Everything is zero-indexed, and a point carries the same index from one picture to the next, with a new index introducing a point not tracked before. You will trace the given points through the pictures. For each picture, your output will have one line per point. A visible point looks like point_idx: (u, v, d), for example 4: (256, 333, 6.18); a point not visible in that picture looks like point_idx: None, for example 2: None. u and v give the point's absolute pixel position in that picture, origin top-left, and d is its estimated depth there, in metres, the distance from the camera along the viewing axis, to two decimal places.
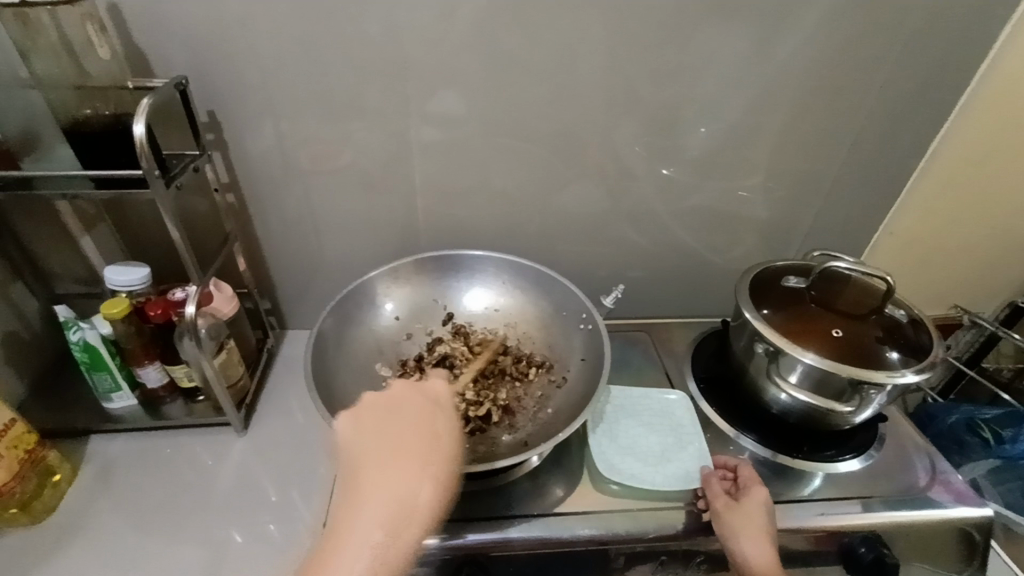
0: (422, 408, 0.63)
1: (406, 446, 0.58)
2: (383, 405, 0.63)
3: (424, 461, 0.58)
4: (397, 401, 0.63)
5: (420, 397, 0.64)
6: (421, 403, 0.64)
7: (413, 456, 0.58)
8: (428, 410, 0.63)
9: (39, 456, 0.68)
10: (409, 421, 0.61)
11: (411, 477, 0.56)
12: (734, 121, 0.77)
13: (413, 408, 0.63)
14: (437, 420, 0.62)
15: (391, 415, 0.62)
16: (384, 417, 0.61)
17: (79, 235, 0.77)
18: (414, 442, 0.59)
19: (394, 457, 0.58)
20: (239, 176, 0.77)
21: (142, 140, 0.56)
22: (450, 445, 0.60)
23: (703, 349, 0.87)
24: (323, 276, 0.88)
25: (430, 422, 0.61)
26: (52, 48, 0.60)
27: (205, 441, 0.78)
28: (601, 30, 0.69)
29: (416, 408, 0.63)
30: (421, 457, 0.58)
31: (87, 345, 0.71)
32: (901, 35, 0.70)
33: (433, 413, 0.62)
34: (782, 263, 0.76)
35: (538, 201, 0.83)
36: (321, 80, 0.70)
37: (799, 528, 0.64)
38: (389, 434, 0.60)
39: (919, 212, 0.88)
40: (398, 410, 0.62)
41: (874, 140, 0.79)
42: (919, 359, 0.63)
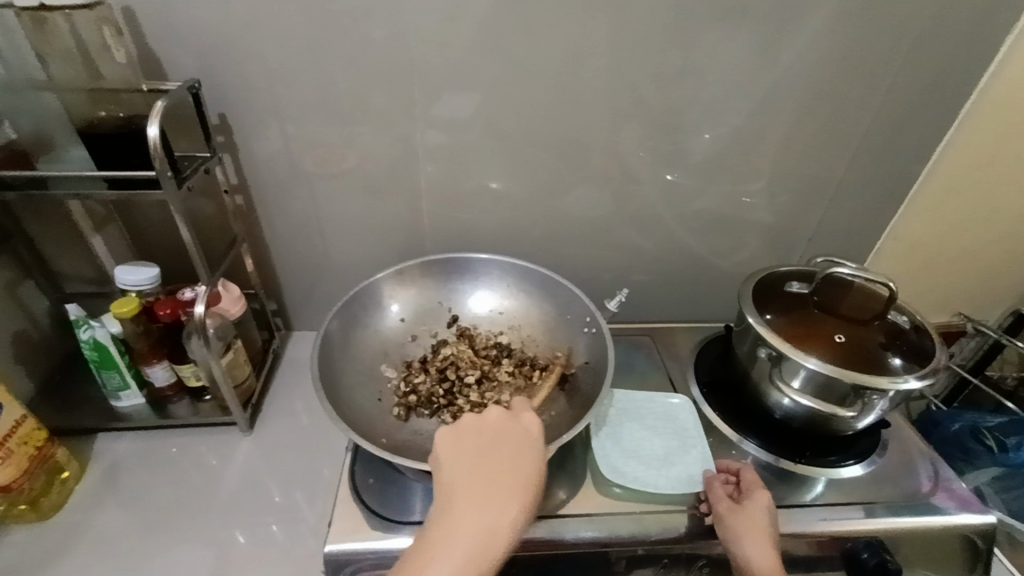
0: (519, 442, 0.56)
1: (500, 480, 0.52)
2: (477, 431, 0.56)
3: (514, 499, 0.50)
4: (493, 430, 0.57)
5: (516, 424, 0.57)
6: (519, 435, 0.56)
7: (507, 489, 0.51)
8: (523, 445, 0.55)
9: (48, 453, 0.69)
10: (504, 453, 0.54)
11: (500, 510, 0.49)
12: (737, 127, 0.77)
13: (508, 439, 0.56)
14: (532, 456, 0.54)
15: (487, 445, 0.55)
16: (477, 445, 0.55)
17: (90, 236, 0.78)
18: (507, 476, 0.52)
19: (487, 487, 0.51)
20: (248, 178, 0.78)
21: (156, 142, 0.57)
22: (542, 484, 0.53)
23: (706, 354, 0.88)
24: (330, 277, 0.89)
25: (525, 458, 0.54)
26: (67, 52, 0.61)
27: (210, 441, 0.78)
28: (607, 36, 0.70)
29: (510, 439, 0.55)
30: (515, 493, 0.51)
31: (97, 344, 0.72)
32: (903, 44, 0.71)
33: (529, 448, 0.55)
34: (785, 268, 0.76)
35: (543, 205, 0.84)
36: (330, 84, 0.71)
37: (802, 533, 0.64)
38: (481, 465, 0.53)
39: (921, 219, 0.89)
40: (493, 440, 0.56)
41: (877, 147, 0.80)
42: (923, 364, 0.64)
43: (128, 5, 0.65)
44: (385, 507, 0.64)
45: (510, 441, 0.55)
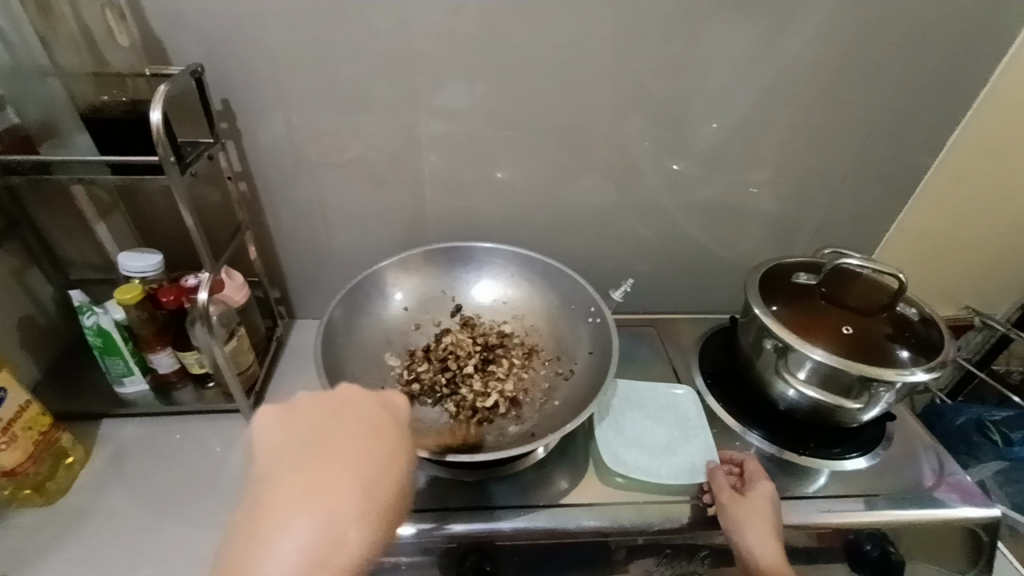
0: (372, 416, 0.52)
1: (342, 462, 0.47)
2: (318, 406, 0.52)
3: (359, 480, 0.46)
4: (340, 405, 0.52)
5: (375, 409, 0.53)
6: (371, 409, 0.52)
7: (350, 473, 0.46)
8: (379, 419, 0.52)
9: (53, 437, 0.69)
10: (352, 430, 0.50)
11: (339, 498, 0.45)
12: (745, 116, 0.76)
13: (352, 418, 0.51)
14: (385, 433, 0.51)
15: (332, 423, 0.50)
16: (319, 424, 0.50)
17: (94, 222, 0.78)
18: (345, 461, 0.47)
19: (322, 471, 0.46)
20: (251, 166, 0.78)
21: (159, 128, 0.57)
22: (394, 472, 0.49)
23: (710, 344, 0.87)
24: (333, 266, 0.89)
25: (378, 433, 0.50)
26: (72, 38, 0.61)
27: (213, 427, 0.79)
28: (613, 23, 0.68)
29: (359, 414, 0.51)
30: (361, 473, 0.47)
31: (101, 330, 0.72)
32: (916, 33, 0.70)
33: (384, 421, 0.52)
34: (792, 259, 0.75)
35: (548, 194, 0.83)
36: (332, 71, 0.71)
37: (804, 524, 0.64)
38: (320, 446, 0.48)
39: (931, 211, 0.88)
40: (341, 416, 0.51)
41: (887, 138, 0.79)
42: (930, 357, 0.63)
43: None
44: None
45: (360, 416, 0.52)
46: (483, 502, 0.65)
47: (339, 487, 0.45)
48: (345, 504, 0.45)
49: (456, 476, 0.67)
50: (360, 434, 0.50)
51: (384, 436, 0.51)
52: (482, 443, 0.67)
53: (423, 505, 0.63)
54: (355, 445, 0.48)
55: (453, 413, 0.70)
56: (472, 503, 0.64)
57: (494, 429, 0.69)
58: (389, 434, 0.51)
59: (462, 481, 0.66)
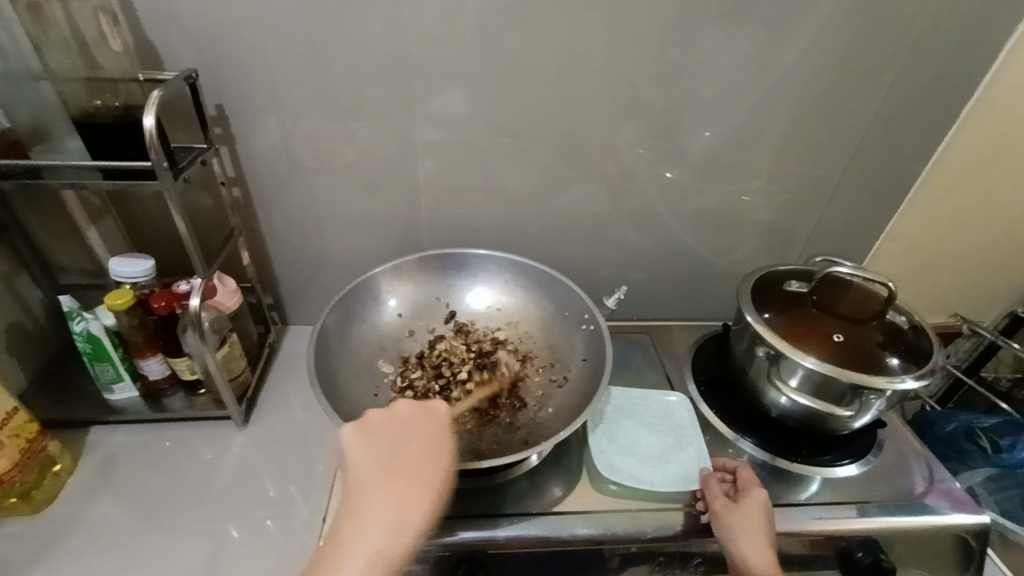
0: (431, 433, 0.57)
1: (413, 472, 0.53)
2: (383, 424, 0.56)
3: (427, 485, 0.53)
4: (401, 424, 0.57)
5: (426, 420, 0.57)
6: (428, 424, 0.57)
7: (419, 479, 0.53)
8: (436, 434, 0.57)
9: (39, 445, 0.68)
10: (416, 447, 0.55)
11: (411, 501, 0.51)
12: (738, 125, 0.77)
13: (413, 431, 0.56)
14: (445, 444, 0.56)
15: (398, 443, 0.55)
16: (388, 440, 0.55)
17: (85, 227, 0.77)
18: (412, 473, 0.53)
19: (398, 477, 0.52)
20: (245, 171, 0.78)
21: (152, 133, 0.56)
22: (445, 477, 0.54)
23: (704, 351, 0.88)
24: (327, 272, 0.89)
25: (435, 449, 0.55)
26: (63, 42, 0.61)
27: (204, 435, 0.78)
28: (608, 32, 0.69)
29: (417, 429, 0.56)
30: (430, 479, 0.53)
31: (91, 336, 0.71)
32: (904, 45, 0.71)
33: (440, 435, 0.57)
34: (784, 267, 0.76)
35: (542, 201, 0.83)
36: (327, 77, 0.71)
37: (796, 532, 0.65)
38: (392, 463, 0.53)
39: (919, 220, 0.89)
40: (405, 435, 0.56)
41: (877, 148, 0.80)
42: (920, 365, 0.64)
43: None
44: None
45: (421, 434, 0.56)
46: (477, 510, 0.64)
47: (416, 488, 0.52)
48: (416, 507, 0.51)
49: None
50: (425, 449, 0.55)
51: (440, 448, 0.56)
52: (475, 450, 0.67)
53: None
54: (423, 455, 0.55)
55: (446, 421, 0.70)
56: (465, 511, 0.64)
57: (487, 437, 0.69)
58: (445, 448, 0.56)
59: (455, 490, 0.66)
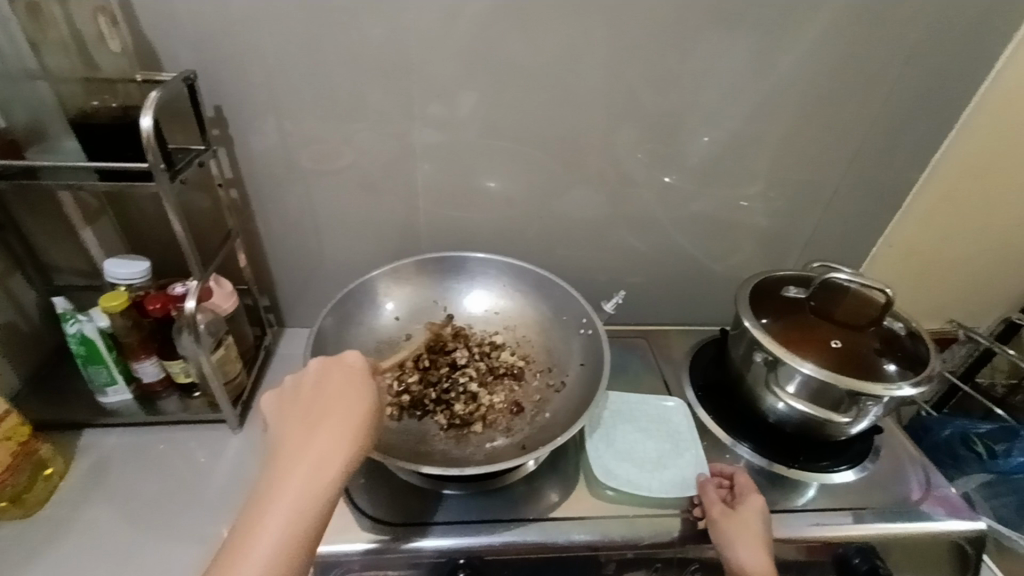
0: (346, 383, 0.55)
1: (325, 422, 0.52)
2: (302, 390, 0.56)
3: (339, 432, 0.51)
4: (314, 386, 0.55)
5: (340, 372, 0.56)
6: (343, 377, 0.55)
7: (331, 427, 0.51)
8: (354, 384, 0.55)
9: (33, 447, 0.67)
10: (329, 398, 0.54)
11: (322, 448, 0.50)
12: (735, 131, 0.77)
13: (328, 385, 0.55)
14: (360, 391, 0.54)
15: (314, 398, 0.54)
16: (305, 401, 0.55)
17: (81, 227, 0.77)
18: (326, 422, 0.52)
19: (310, 430, 0.51)
20: (242, 173, 0.77)
21: (148, 133, 0.56)
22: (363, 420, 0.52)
23: (702, 356, 0.88)
24: (323, 274, 0.88)
25: (350, 396, 0.54)
26: (62, 42, 0.61)
27: (199, 437, 0.77)
28: (606, 38, 0.69)
29: (332, 383, 0.55)
30: (341, 423, 0.52)
31: (85, 338, 0.71)
32: (899, 53, 0.72)
33: (354, 380, 0.55)
34: (782, 273, 0.76)
35: (541, 205, 0.83)
36: (325, 80, 0.71)
37: (794, 538, 0.64)
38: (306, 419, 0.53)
39: (916, 227, 0.89)
40: (321, 389, 0.55)
41: (872, 155, 0.81)
42: (917, 371, 0.64)
43: None
44: (377, 508, 0.64)
45: (337, 386, 0.55)
46: (474, 515, 0.64)
47: (325, 436, 0.51)
48: (330, 452, 0.50)
49: (446, 489, 0.66)
50: (340, 398, 0.54)
51: (354, 394, 0.54)
52: (472, 455, 0.67)
53: (411, 518, 0.63)
54: (338, 404, 0.53)
55: (445, 426, 0.70)
56: (461, 516, 0.64)
57: (484, 441, 0.69)
58: (362, 395, 0.54)
59: (453, 494, 0.66)
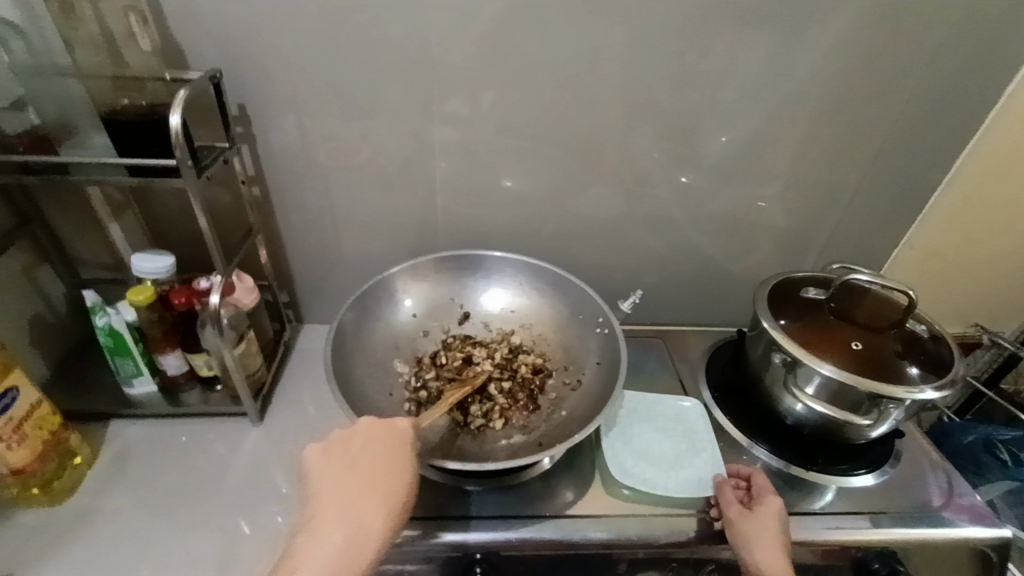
0: (390, 449, 0.55)
1: (369, 488, 0.53)
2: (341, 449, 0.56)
3: (386, 501, 0.52)
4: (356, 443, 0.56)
5: (386, 433, 0.56)
6: (390, 442, 0.56)
7: (376, 497, 0.52)
8: (394, 452, 0.55)
9: (61, 436, 0.69)
10: (373, 465, 0.54)
11: (364, 518, 0.51)
12: (754, 130, 0.77)
13: (372, 447, 0.55)
14: (402, 462, 0.55)
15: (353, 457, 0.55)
16: (344, 459, 0.55)
17: (107, 222, 0.78)
18: (369, 484, 0.53)
19: (353, 492, 0.52)
20: (264, 169, 0.79)
21: (176, 131, 0.57)
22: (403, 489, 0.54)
23: (718, 357, 0.87)
24: (341, 270, 0.90)
25: (394, 465, 0.54)
26: (92, 40, 0.63)
27: (220, 430, 0.79)
28: (625, 35, 0.69)
29: (376, 445, 0.55)
30: (385, 490, 0.53)
31: (112, 330, 0.73)
32: (922, 52, 0.71)
33: (397, 450, 0.55)
34: (802, 274, 0.75)
35: (558, 204, 0.83)
36: (346, 79, 0.72)
37: (811, 541, 0.64)
38: (346, 480, 0.53)
39: (939, 228, 0.88)
40: (362, 450, 0.55)
41: (895, 155, 0.80)
42: (940, 375, 0.63)
43: None
44: None
45: (382, 450, 0.55)
46: (490, 511, 0.64)
47: (370, 505, 0.52)
48: (370, 521, 0.51)
49: (461, 484, 0.67)
50: (377, 465, 0.54)
51: (397, 461, 0.55)
52: (488, 451, 0.68)
53: (426, 513, 0.64)
54: (383, 471, 0.54)
55: (461, 422, 0.70)
56: (477, 511, 0.64)
57: (500, 438, 0.69)
58: (408, 464, 0.55)
59: (468, 489, 0.66)
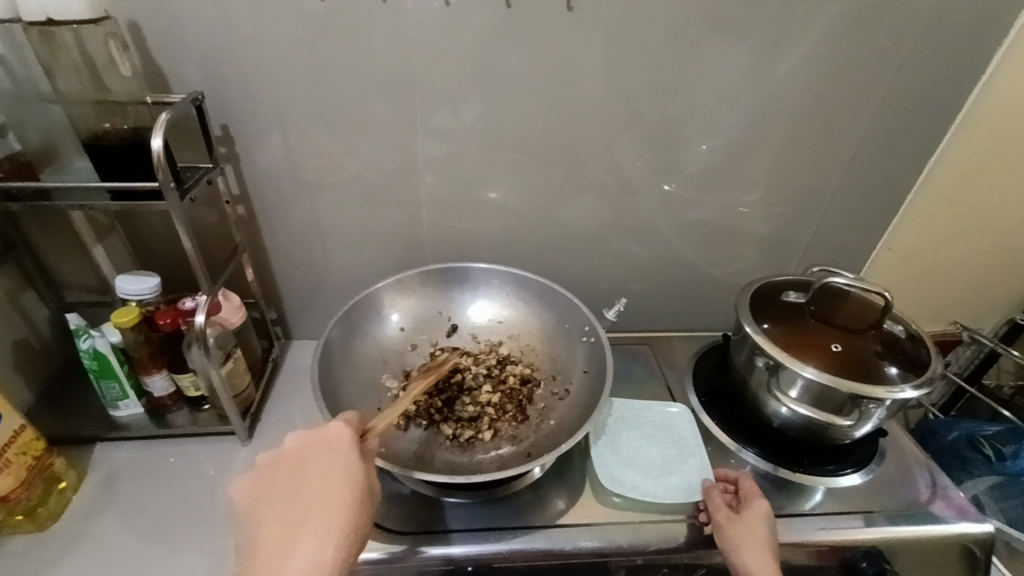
0: (331, 461, 0.53)
1: (315, 509, 0.50)
2: (282, 474, 0.53)
3: (336, 518, 0.49)
4: (295, 463, 0.53)
5: (324, 446, 0.54)
6: (328, 453, 0.53)
7: (322, 514, 0.49)
8: (336, 462, 0.53)
9: (46, 462, 0.68)
10: (313, 482, 0.51)
11: (315, 539, 0.48)
12: (733, 138, 0.79)
13: (312, 463, 0.53)
14: (346, 470, 0.52)
15: (295, 479, 0.52)
16: (285, 484, 0.52)
17: (91, 244, 0.77)
18: (314, 502, 0.50)
19: (298, 515, 0.49)
20: (249, 188, 0.79)
21: (159, 154, 0.58)
22: (354, 499, 0.51)
23: (704, 363, 0.88)
24: (329, 286, 0.90)
25: (339, 475, 0.52)
26: (74, 65, 0.61)
27: (208, 451, 0.78)
28: (603, 48, 0.71)
29: (316, 462, 0.53)
30: (333, 505, 0.50)
31: (97, 353, 0.72)
32: (893, 59, 0.73)
33: (341, 460, 0.53)
34: (782, 278, 0.76)
35: (542, 215, 0.85)
36: (330, 96, 0.72)
37: (800, 542, 0.65)
38: (290, 507, 0.50)
39: (916, 230, 0.90)
40: (303, 470, 0.52)
41: (870, 159, 0.81)
42: (919, 374, 0.64)
43: (133, 18, 0.65)
44: (385, 517, 0.64)
45: (321, 464, 0.52)
46: (481, 523, 0.65)
47: (315, 524, 0.49)
48: (321, 543, 0.48)
49: (451, 498, 0.67)
50: (321, 482, 0.51)
51: (341, 473, 0.52)
52: (477, 464, 0.68)
53: (418, 527, 0.64)
54: (328, 482, 0.51)
55: (450, 435, 0.70)
56: (468, 524, 0.64)
57: (489, 449, 0.70)
58: (352, 472, 0.52)
59: (460, 503, 0.66)
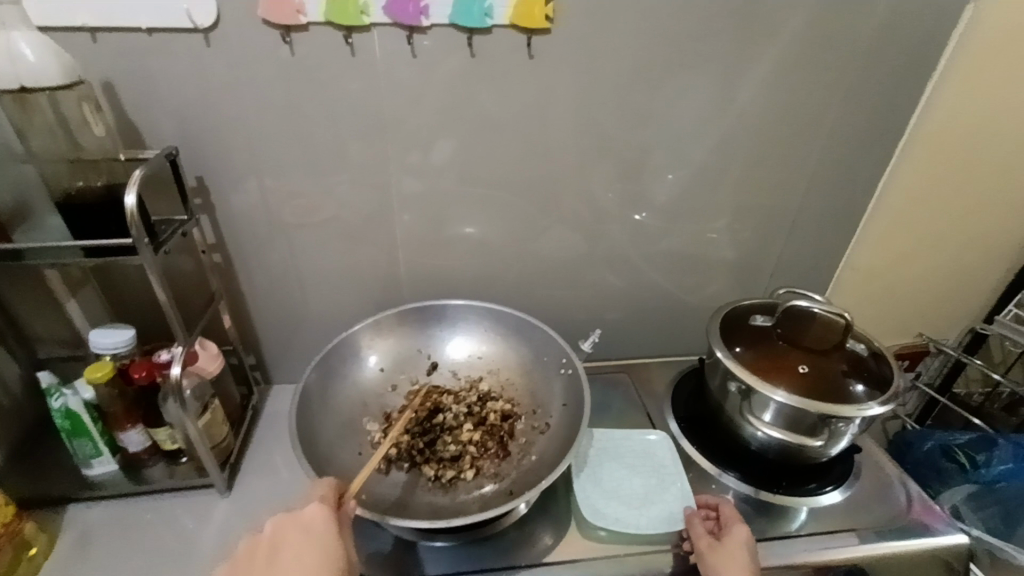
0: (307, 545, 0.52)
1: None
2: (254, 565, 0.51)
3: None
4: (269, 551, 0.52)
5: (299, 528, 0.53)
6: (304, 537, 0.52)
7: None
8: (312, 544, 0.52)
9: (16, 528, 0.67)
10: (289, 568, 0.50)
11: None
12: (695, 169, 0.82)
13: (287, 550, 0.51)
14: (323, 552, 0.52)
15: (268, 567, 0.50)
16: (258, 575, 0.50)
17: (64, 299, 0.78)
18: None
19: None
20: (225, 237, 0.80)
21: (132, 210, 0.58)
22: None
23: (682, 389, 0.89)
24: (308, 329, 0.90)
25: (315, 558, 0.51)
26: (48, 126, 0.63)
27: (186, 504, 0.76)
28: (566, 91, 0.74)
29: (292, 547, 0.51)
30: None
31: (69, 411, 0.71)
32: (836, 92, 0.78)
33: (318, 542, 0.52)
34: (749, 302, 0.79)
35: (517, 250, 0.87)
36: (304, 145, 0.74)
37: (781, 565, 0.66)
38: None
39: (875, 248, 0.94)
40: (278, 557, 0.51)
41: (825, 184, 0.86)
42: (884, 391, 0.66)
43: (107, 79, 0.67)
44: (369, 565, 0.64)
45: (296, 549, 0.51)
46: (466, 566, 0.64)
47: None
48: None
49: (436, 541, 0.66)
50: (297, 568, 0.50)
51: (317, 556, 0.51)
52: (462, 507, 0.68)
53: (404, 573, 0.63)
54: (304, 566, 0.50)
55: (432, 476, 0.70)
56: (454, 568, 0.64)
57: (473, 488, 0.70)
58: (328, 553, 0.52)
59: (444, 546, 0.66)
